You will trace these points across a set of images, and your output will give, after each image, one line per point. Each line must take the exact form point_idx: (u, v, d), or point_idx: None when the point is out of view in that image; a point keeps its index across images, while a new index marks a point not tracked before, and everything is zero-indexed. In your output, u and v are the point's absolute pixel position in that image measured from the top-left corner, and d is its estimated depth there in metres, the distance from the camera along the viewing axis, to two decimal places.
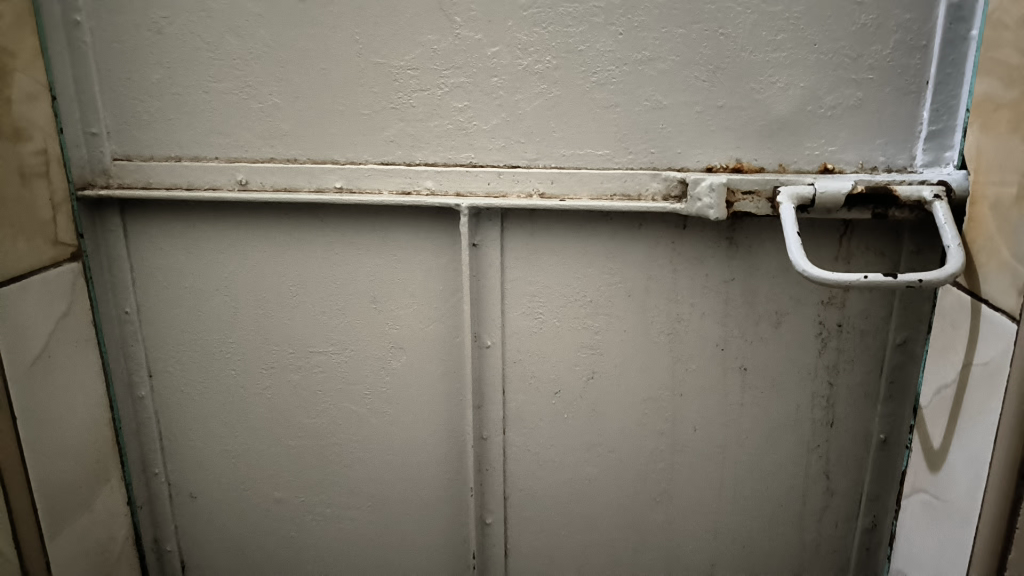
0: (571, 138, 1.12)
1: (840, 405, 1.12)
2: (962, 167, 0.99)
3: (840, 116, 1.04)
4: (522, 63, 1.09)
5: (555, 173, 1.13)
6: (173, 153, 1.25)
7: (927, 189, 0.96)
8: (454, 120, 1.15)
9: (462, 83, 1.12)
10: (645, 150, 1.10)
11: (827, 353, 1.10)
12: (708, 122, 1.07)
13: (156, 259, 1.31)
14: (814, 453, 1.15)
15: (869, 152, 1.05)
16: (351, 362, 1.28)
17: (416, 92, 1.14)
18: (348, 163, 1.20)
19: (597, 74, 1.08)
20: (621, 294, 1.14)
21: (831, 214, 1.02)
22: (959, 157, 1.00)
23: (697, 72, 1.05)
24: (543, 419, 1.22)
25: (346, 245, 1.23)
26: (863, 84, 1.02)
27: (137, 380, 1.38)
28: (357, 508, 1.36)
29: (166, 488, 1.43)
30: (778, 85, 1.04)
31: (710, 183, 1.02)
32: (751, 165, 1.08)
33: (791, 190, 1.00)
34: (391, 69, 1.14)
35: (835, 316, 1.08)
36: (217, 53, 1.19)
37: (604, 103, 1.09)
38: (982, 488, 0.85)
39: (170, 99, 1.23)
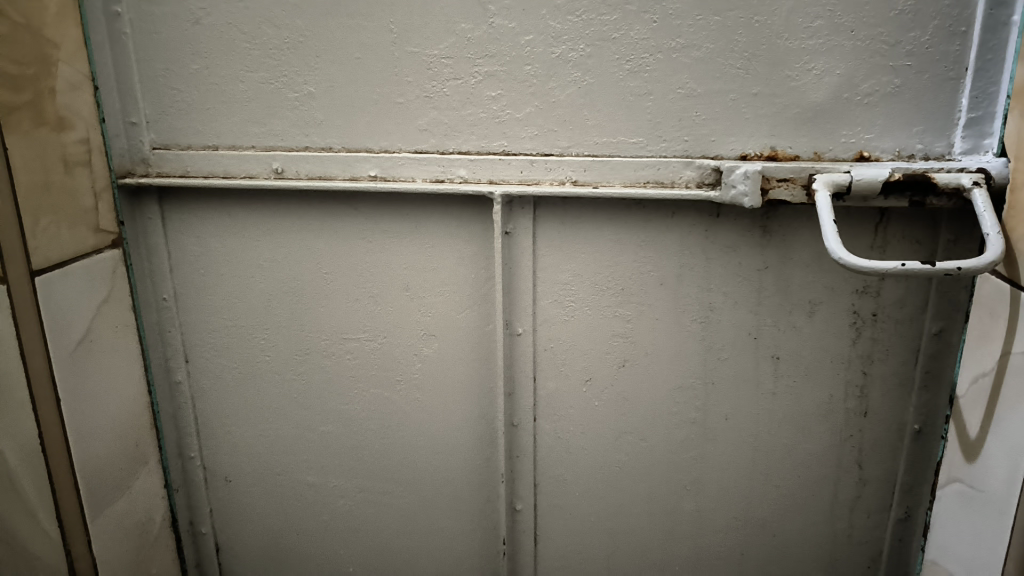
0: (604, 126, 1.12)
1: (874, 395, 1.11)
2: (1002, 154, 0.99)
3: (877, 103, 1.03)
4: (556, 51, 1.10)
5: (588, 160, 1.13)
6: (211, 142, 1.28)
7: (966, 176, 0.95)
8: (487, 109, 1.15)
9: (496, 71, 1.13)
10: (679, 138, 1.10)
11: (861, 342, 1.09)
12: (742, 110, 1.07)
13: (193, 246, 1.33)
14: (847, 443, 1.14)
15: (907, 140, 1.04)
16: (383, 349, 1.30)
17: (450, 81, 1.15)
18: (382, 152, 1.21)
19: (631, 61, 1.08)
20: (653, 282, 1.15)
21: (867, 202, 1.01)
22: (999, 145, 0.99)
23: (732, 59, 1.05)
24: (574, 406, 1.23)
25: (380, 233, 1.24)
26: (900, 71, 1.01)
27: (174, 365, 1.40)
28: (388, 493, 1.38)
29: (202, 472, 1.45)
30: (814, 73, 1.04)
31: (745, 171, 1.03)
32: (786, 153, 1.08)
33: (826, 177, 1.00)
34: (425, 58, 1.15)
35: (870, 304, 1.07)
36: (254, 43, 1.21)
37: (637, 91, 1.10)
38: (1020, 477, 0.84)
39: (208, 89, 1.25)
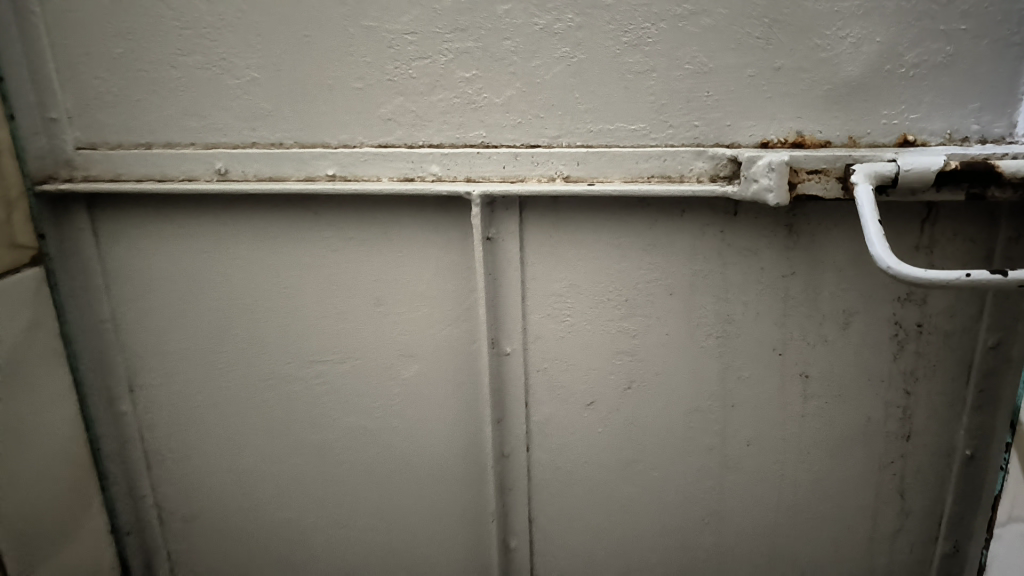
0: (599, 111, 0.95)
1: (920, 417, 0.96)
2: None
3: (924, 77, 0.87)
4: (540, 22, 0.93)
5: (581, 152, 0.96)
6: (142, 140, 1.11)
7: None
8: (461, 93, 0.98)
9: (469, 48, 0.96)
10: (688, 124, 0.94)
11: (903, 358, 0.94)
12: (763, 88, 0.90)
13: (132, 261, 1.16)
14: (887, 471, 0.99)
15: (959, 120, 0.87)
16: (354, 372, 1.14)
17: (415, 61, 0.98)
18: (342, 147, 1.04)
19: (629, 32, 0.91)
20: (662, 292, 0.99)
21: (914, 196, 0.85)
22: None
23: (749, 27, 0.88)
24: (574, 432, 1.08)
25: (343, 240, 1.07)
26: (953, 37, 0.85)
27: (117, 395, 1.23)
28: (368, 530, 1.23)
29: (157, 510, 1.30)
30: (849, 41, 0.87)
31: (769, 162, 0.86)
32: (815, 139, 0.91)
33: (867, 167, 0.83)
34: (386, 34, 0.97)
35: (914, 314, 0.92)
36: (185, 21, 1.03)
37: (637, 68, 0.92)
38: None
39: (136, 77, 1.07)
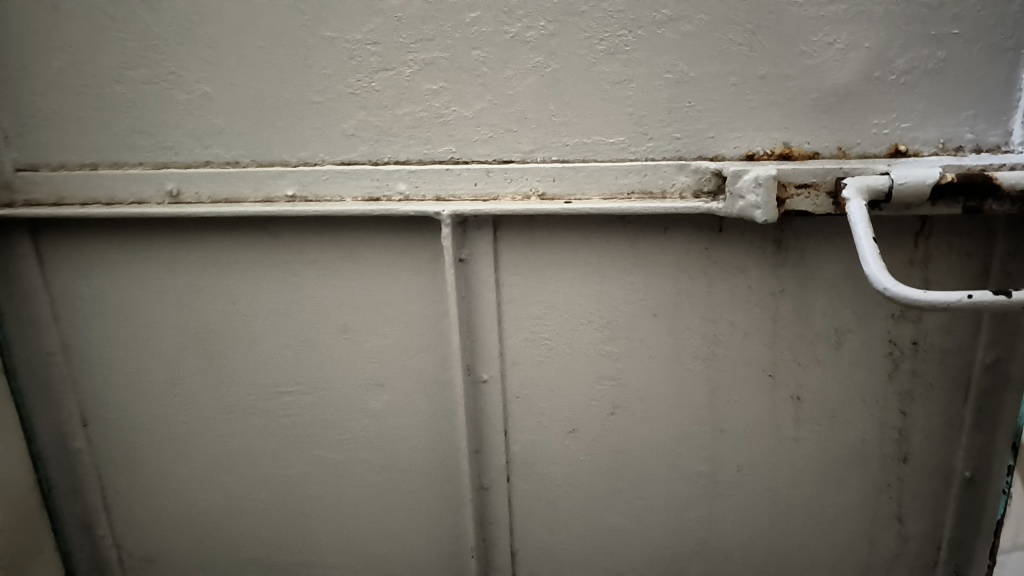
0: (575, 124, 0.90)
1: (916, 438, 0.92)
2: None
3: (915, 84, 0.82)
4: (510, 30, 0.87)
5: (557, 168, 0.91)
6: (88, 160, 1.03)
7: None
8: (428, 107, 0.92)
9: (436, 58, 0.90)
10: (669, 136, 0.88)
11: (899, 377, 0.90)
12: (747, 98, 0.85)
13: (80, 289, 1.09)
14: (884, 494, 0.95)
15: (952, 129, 0.83)
16: (322, 403, 1.07)
17: (379, 73, 0.92)
18: (302, 165, 0.98)
19: (605, 40, 0.86)
20: (645, 313, 0.94)
21: (909, 210, 0.81)
22: None
23: (731, 33, 0.83)
24: (556, 461, 1.03)
25: (306, 263, 1.01)
26: (945, 42, 0.80)
27: (68, 432, 1.16)
28: (341, 567, 1.16)
29: (115, 552, 1.22)
30: (836, 47, 0.82)
31: (755, 177, 0.81)
32: (802, 150, 0.86)
33: (859, 181, 0.79)
34: (346, 45, 0.91)
35: (909, 332, 0.88)
36: (129, 33, 0.96)
37: (614, 78, 0.87)
38: None
39: (78, 93, 1.00)
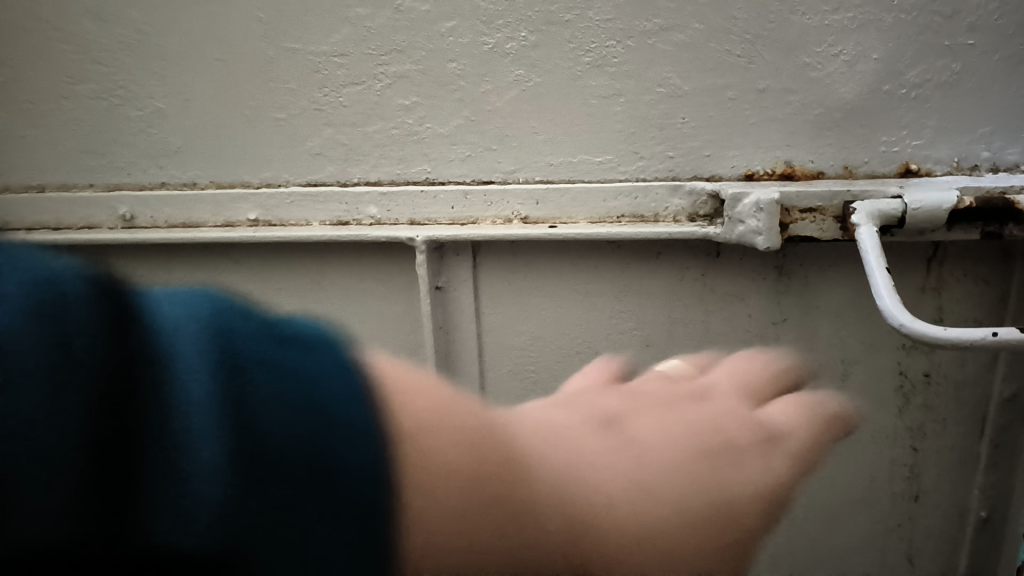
0: (559, 142, 0.83)
1: (928, 475, 0.86)
2: None
3: (928, 98, 0.76)
4: (488, 41, 0.80)
5: (541, 190, 0.84)
6: (33, 181, 0.95)
7: None
8: (400, 124, 0.85)
9: (408, 71, 0.82)
10: (661, 155, 0.82)
11: (910, 412, 0.84)
12: (746, 113, 0.79)
13: None
14: (893, 534, 0.89)
15: (967, 146, 0.77)
16: None
17: (346, 87, 0.84)
18: (265, 187, 0.90)
19: (591, 52, 0.79)
20: (637, 344, 0.87)
21: (923, 235, 0.74)
22: None
23: (728, 44, 0.77)
24: None
25: (271, 291, 0.93)
26: (960, 53, 0.74)
27: None
28: None
29: None
30: (842, 58, 0.76)
31: (756, 201, 0.75)
32: (805, 169, 0.80)
33: (870, 206, 0.73)
34: (310, 56, 0.84)
35: (920, 363, 0.82)
36: (74, 44, 0.88)
37: (602, 92, 0.80)
38: None
39: (20, 110, 0.92)
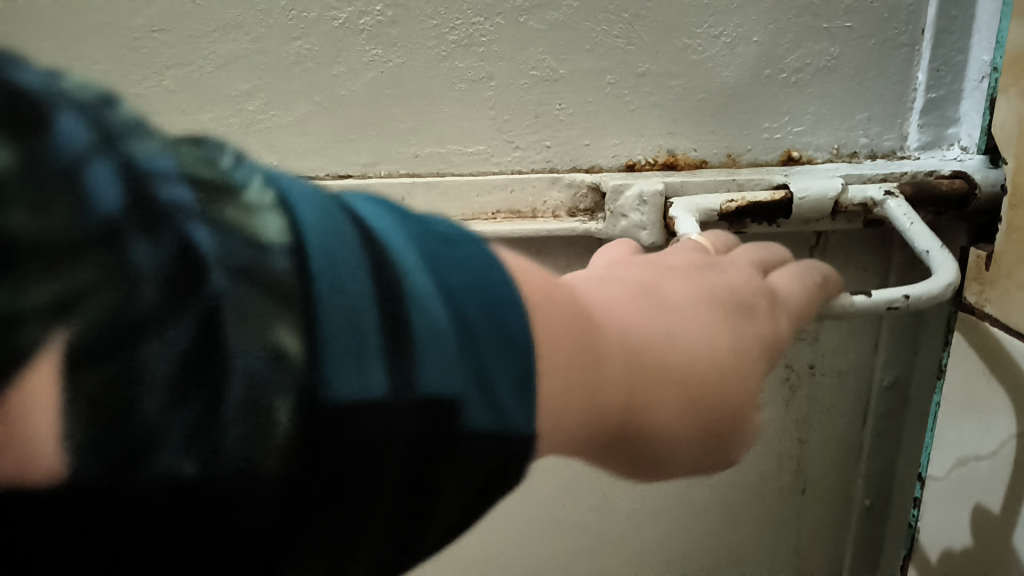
0: (426, 131, 0.75)
1: (814, 469, 0.86)
2: (980, 150, 0.72)
3: (808, 82, 0.73)
4: (339, 16, 0.70)
5: (408, 184, 0.75)
6: None
7: (874, 188, 0.69)
8: (241, 112, 0.74)
9: (245, 51, 0.71)
10: (537, 144, 0.75)
11: (796, 404, 0.82)
12: (626, 98, 0.73)
13: None
14: (782, 528, 0.89)
15: (847, 133, 0.75)
16: None
17: (172, 68, 0.72)
18: None
19: (456, 30, 0.70)
20: None
21: (809, 224, 0.72)
22: (979, 139, 0.72)
23: (606, 23, 0.70)
24: None
25: None
26: (837, 36, 0.72)
27: None
28: None
29: None
30: (722, 41, 0.72)
31: (640, 192, 0.70)
32: (688, 158, 0.76)
33: (686, 202, 0.68)
34: (124, 30, 0.70)
35: (806, 355, 0.79)
36: None
37: (470, 75, 0.72)
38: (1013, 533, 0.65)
39: None
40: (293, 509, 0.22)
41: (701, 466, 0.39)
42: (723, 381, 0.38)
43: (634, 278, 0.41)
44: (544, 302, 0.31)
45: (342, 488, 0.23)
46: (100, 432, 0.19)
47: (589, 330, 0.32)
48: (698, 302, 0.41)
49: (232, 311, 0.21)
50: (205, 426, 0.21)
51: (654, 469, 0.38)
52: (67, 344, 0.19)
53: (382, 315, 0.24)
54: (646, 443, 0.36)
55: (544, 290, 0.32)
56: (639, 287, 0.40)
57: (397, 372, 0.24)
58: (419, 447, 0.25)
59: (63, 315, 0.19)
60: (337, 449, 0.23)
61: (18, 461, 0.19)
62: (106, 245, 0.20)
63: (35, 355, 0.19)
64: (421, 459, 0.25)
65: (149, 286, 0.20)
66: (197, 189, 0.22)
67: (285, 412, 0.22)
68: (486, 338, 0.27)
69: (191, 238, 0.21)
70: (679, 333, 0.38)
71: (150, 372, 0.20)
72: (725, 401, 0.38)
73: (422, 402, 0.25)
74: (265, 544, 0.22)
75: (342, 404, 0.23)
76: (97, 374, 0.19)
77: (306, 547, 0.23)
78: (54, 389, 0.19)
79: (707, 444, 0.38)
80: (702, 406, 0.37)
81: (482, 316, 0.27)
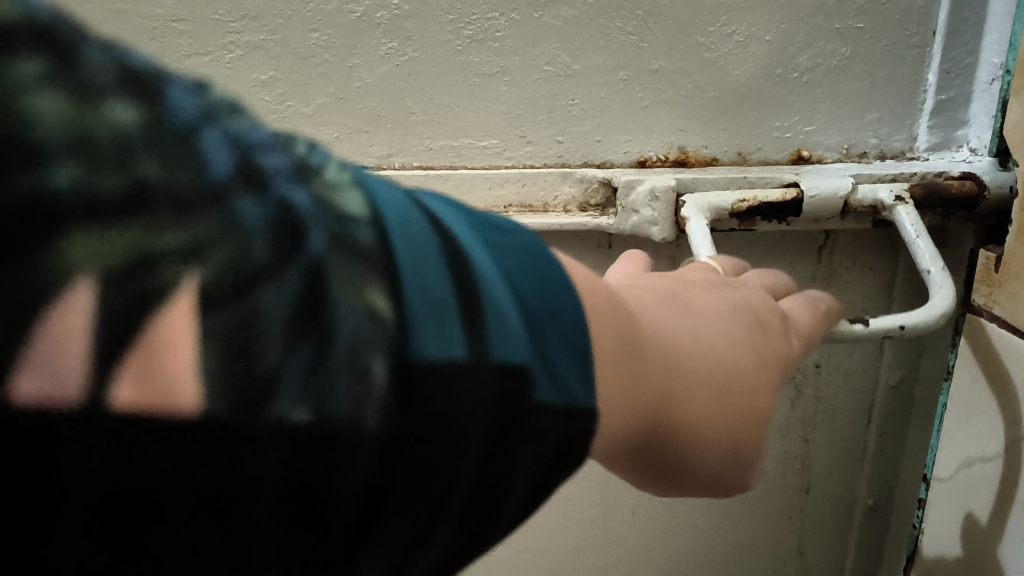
0: (439, 124, 0.75)
1: (819, 467, 0.86)
2: (995, 154, 0.72)
3: (819, 82, 0.74)
4: (356, 8, 0.70)
5: (420, 177, 0.76)
6: None
7: (885, 189, 0.69)
8: (256, 102, 0.74)
9: (262, 42, 0.72)
10: (550, 139, 0.76)
11: (801, 404, 0.83)
12: (638, 95, 0.74)
13: None
14: (785, 527, 0.90)
15: (857, 133, 0.76)
16: None
17: (189, 57, 0.73)
18: None
19: (472, 24, 0.71)
20: None
21: (818, 223, 0.72)
22: (994, 142, 0.72)
23: (621, 20, 0.71)
24: None
25: None
26: (849, 37, 0.72)
27: None
28: None
29: None
30: (735, 39, 0.72)
31: (652, 188, 0.71)
32: (699, 156, 0.76)
33: (699, 200, 0.69)
34: (144, 19, 0.71)
35: (813, 354, 0.80)
36: None
37: (484, 70, 0.73)
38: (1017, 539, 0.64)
39: None
40: (400, 471, 0.21)
41: (705, 475, 0.40)
42: (742, 383, 0.39)
43: (662, 287, 0.41)
44: (597, 308, 0.31)
45: (437, 454, 0.22)
46: (224, 379, 0.18)
47: (629, 328, 0.32)
48: (725, 316, 0.41)
49: (330, 262, 0.21)
50: (316, 373, 0.19)
51: (667, 473, 0.39)
52: (194, 287, 0.18)
53: (460, 292, 0.24)
54: (671, 448, 0.37)
55: (598, 297, 0.31)
56: (668, 294, 0.40)
57: (481, 342, 0.23)
58: (496, 429, 0.24)
59: (189, 260, 0.18)
60: (438, 400, 0.22)
61: (138, 404, 0.18)
62: (203, 194, 0.19)
63: (170, 293, 0.18)
64: (496, 443, 0.24)
65: (260, 239, 0.20)
66: (292, 162, 0.22)
67: (391, 360, 0.21)
68: (552, 336, 0.27)
69: (287, 196, 0.21)
70: (707, 343, 0.38)
71: (263, 316, 0.19)
72: (743, 416, 0.39)
73: (506, 374, 0.24)
74: (348, 525, 0.20)
75: (434, 366, 0.22)
76: (217, 309, 0.18)
77: (404, 526, 0.22)
78: (188, 325, 0.18)
79: (723, 455, 0.39)
80: (722, 421, 0.38)
81: (543, 297, 0.27)
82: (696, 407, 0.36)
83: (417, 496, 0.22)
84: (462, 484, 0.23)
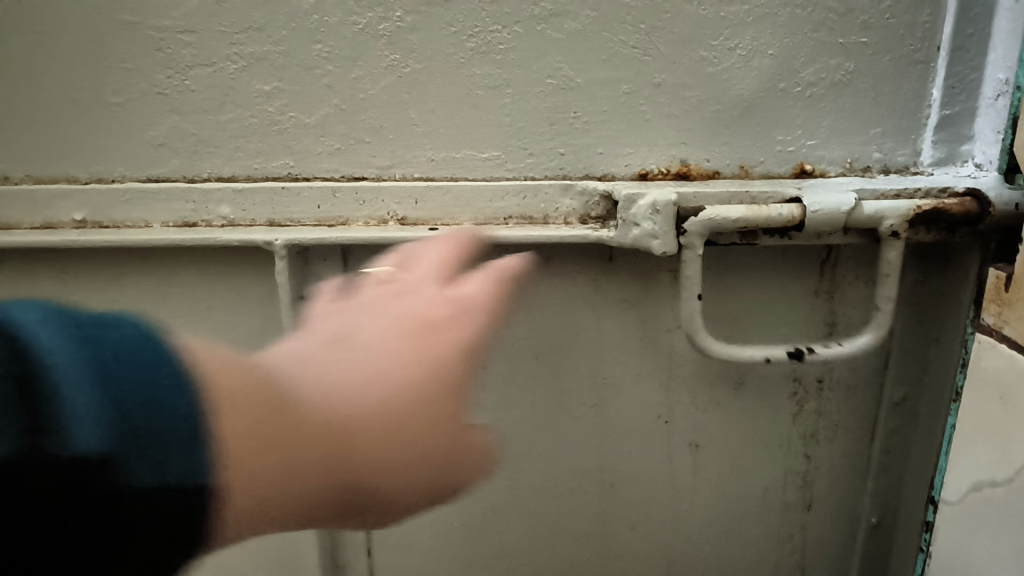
0: (440, 136, 0.75)
1: (821, 484, 0.85)
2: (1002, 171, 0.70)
3: (822, 97, 0.74)
4: (359, 21, 0.71)
5: (420, 188, 0.76)
6: None
7: (890, 209, 0.69)
8: (259, 112, 0.75)
9: (267, 53, 0.73)
10: (551, 151, 0.76)
11: (803, 419, 0.82)
12: (641, 108, 0.74)
13: None
14: (787, 544, 0.89)
15: (861, 148, 0.75)
16: None
17: (194, 68, 0.73)
18: (96, 183, 0.78)
19: (475, 37, 0.71)
20: (526, 356, 0.80)
21: (821, 238, 0.72)
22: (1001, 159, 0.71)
23: (623, 34, 0.71)
24: (422, 529, 0.87)
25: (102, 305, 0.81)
26: (852, 51, 0.72)
27: None
28: None
29: None
30: (738, 53, 0.72)
31: (653, 202, 0.69)
32: (701, 169, 0.76)
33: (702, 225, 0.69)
34: (152, 31, 0.72)
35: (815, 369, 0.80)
36: None
37: (486, 82, 0.73)
38: None
39: None
40: (97, 535, 0.33)
41: (433, 498, 0.40)
42: (398, 405, 0.39)
43: (331, 326, 0.44)
44: (227, 376, 0.36)
45: (112, 526, 0.33)
46: None
47: (226, 384, 0.36)
48: (394, 338, 0.42)
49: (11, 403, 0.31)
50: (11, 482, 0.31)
51: (392, 520, 0.40)
52: None
53: (106, 423, 0.32)
54: (358, 484, 0.38)
55: (235, 373, 0.36)
56: (333, 335, 0.42)
57: (118, 462, 0.32)
58: (110, 519, 0.33)
59: None
60: (99, 496, 0.32)
61: None
62: None
63: None
64: (159, 522, 0.34)
65: None
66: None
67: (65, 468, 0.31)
68: (127, 446, 0.32)
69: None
70: (333, 378, 0.39)
71: None
72: (430, 435, 0.40)
73: (135, 488, 0.33)
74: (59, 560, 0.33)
75: (72, 469, 0.31)
76: None
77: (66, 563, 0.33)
78: None
79: (428, 472, 0.39)
80: (397, 448, 0.39)
81: (143, 409, 0.33)
82: (369, 432, 0.38)
83: (81, 553, 0.33)
84: (133, 552, 0.34)
